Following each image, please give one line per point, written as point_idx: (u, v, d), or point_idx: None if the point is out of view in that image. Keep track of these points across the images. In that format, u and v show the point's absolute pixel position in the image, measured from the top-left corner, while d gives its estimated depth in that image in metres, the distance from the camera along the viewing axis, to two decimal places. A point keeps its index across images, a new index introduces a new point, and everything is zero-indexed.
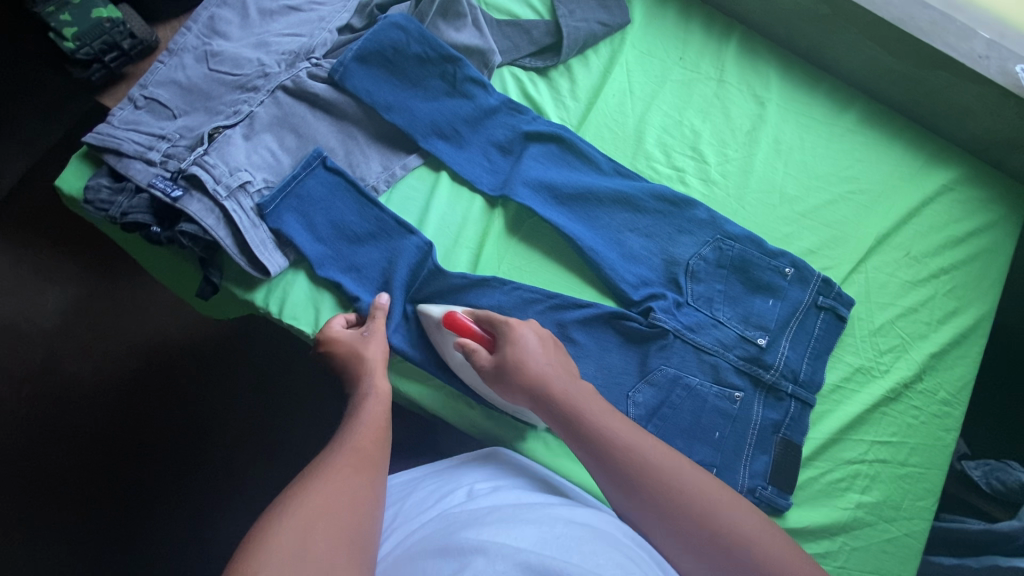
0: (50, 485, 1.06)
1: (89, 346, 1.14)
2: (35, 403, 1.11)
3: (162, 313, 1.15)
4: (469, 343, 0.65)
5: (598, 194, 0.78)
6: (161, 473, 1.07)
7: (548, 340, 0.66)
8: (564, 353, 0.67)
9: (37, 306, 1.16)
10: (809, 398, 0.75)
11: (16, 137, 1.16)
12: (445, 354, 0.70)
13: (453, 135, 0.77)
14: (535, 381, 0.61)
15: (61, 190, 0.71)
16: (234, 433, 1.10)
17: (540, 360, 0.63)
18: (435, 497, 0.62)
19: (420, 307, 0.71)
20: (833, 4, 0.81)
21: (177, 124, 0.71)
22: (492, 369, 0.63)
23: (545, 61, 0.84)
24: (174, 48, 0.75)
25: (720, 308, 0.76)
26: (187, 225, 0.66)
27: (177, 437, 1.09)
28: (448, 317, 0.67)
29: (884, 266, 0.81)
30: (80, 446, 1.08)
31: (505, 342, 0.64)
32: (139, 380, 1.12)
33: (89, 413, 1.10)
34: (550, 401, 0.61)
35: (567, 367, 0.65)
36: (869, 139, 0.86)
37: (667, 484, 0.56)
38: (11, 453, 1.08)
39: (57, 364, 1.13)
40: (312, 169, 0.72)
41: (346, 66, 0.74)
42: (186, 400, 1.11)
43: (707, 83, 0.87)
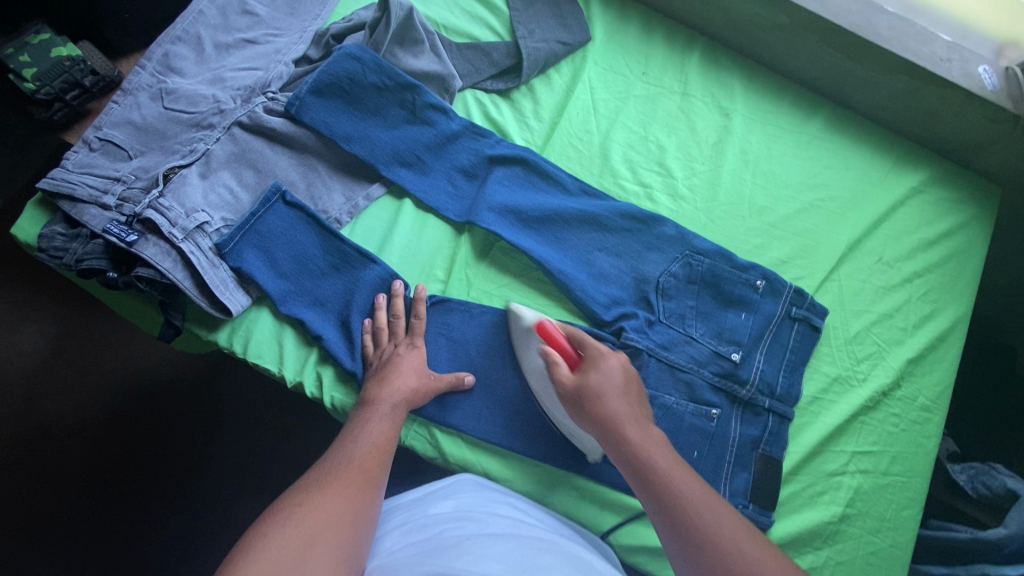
0: (35, 528, 1.04)
1: (68, 384, 1.12)
2: (17, 445, 1.09)
3: (143, 348, 1.15)
4: (554, 355, 0.66)
5: (564, 216, 0.78)
6: (145, 511, 1.05)
7: (632, 378, 0.65)
8: (644, 396, 0.66)
9: (15, 346, 1.14)
10: (787, 411, 0.74)
11: None
12: (522, 358, 0.71)
13: (416, 162, 0.77)
14: (609, 414, 0.61)
15: (16, 238, 0.70)
16: (219, 468, 1.07)
17: (619, 396, 0.63)
18: (408, 525, 0.61)
19: (511, 304, 0.72)
20: (791, 13, 0.81)
21: (132, 165, 0.70)
22: (568, 387, 0.64)
23: (506, 83, 0.83)
24: (128, 87, 0.74)
25: (693, 324, 0.75)
26: (143, 270, 0.64)
27: (163, 469, 1.07)
28: (539, 326, 0.68)
29: (857, 273, 0.81)
30: (62, 486, 1.06)
31: (591, 368, 0.65)
32: (122, 416, 1.10)
33: (73, 452, 1.08)
34: (615, 432, 0.60)
35: (643, 408, 0.64)
36: (836, 145, 0.86)
37: (709, 534, 0.53)
38: None
39: (37, 404, 1.11)
40: (271, 206, 0.71)
41: (301, 100, 0.73)
42: (170, 434, 1.09)
43: (671, 96, 0.86)
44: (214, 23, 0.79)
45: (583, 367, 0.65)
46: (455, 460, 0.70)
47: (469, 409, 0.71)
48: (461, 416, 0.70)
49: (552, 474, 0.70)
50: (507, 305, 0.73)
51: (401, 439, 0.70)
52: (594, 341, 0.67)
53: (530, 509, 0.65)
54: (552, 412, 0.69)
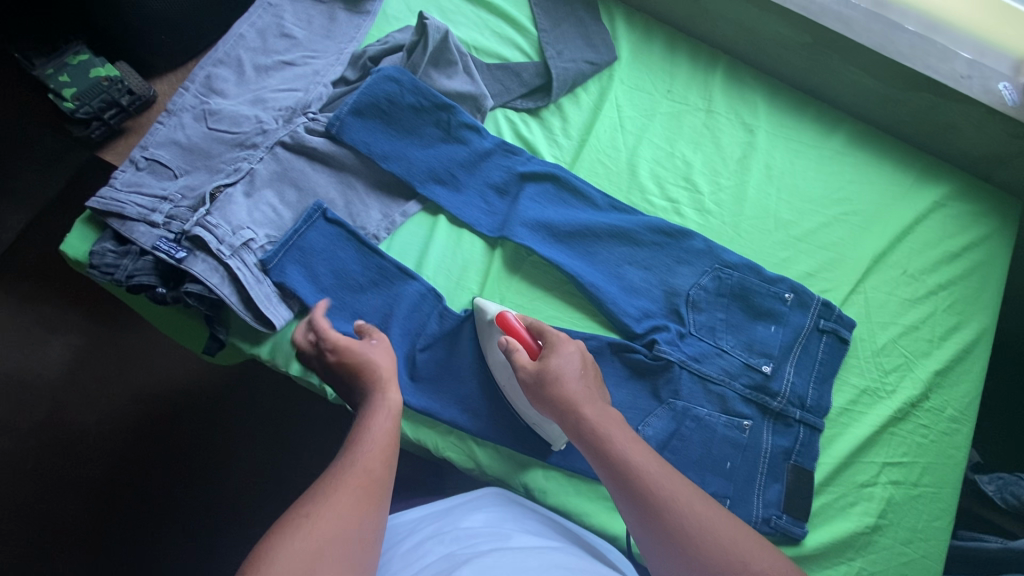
0: (58, 538, 1.06)
1: (94, 395, 1.15)
2: (42, 456, 1.11)
3: (168, 359, 1.17)
4: (514, 343, 0.67)
5: (594, 230, 0.79)
6: (166, 522, 1.06)
7: (589, 363, 0.67)
8: (600, 380, 0.68)
9: (43, 358, 1.18)
10: (818, 422, 0.75)
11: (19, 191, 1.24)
12: (486, 351, 0.73)
13: (450, 179, 0.79)
14: (569, 397, 0.63)
15: (65, 254, 0.72)
16: (241, 480, 1.09)
17: (577, 378, 0.65)
18: (438, 536, 0.62)
19: (477, 300, 0.73)
20: (815, 33, 0.83)
21: (178, 183, 0.73)
22: (530, 373, 0.65)
23: (536, 102, 0.85)
24: (173, 108, 0.77)
25: (724, 336, 0.77)
26: (192, 286, 0.67)
27: (180, 478, 1.09)
28: (499, 318, 0.69)
29: (882, 286, 0.82)
30: (85, 497, 1.08)
31: (551, 353, 0.66)
32: (145, 427, 1.13)
33: (95, 463, 1.11)
34: (576, 414, 0.62)
35: (600, 389, 0.66)
36: (858, 161, 0.88)
37: (669, 504, 0.56)
38: (21, 507, 1.08)
39: (62, 416, 1.14)
40: (313, 222, 0.73)
41: (342, 120, 0.75)
42: (192, 445, 1.11)
43: (695, 113, 0.88)
44: (254, 47, 0.83)
45: (542, 354, 0.67)
46: (490, 471, 0.71)
47: (504, 420, 0.72)
48: (497, 427, 0.72)
49: (588, 485, 0.72)
50: (472, 299, 0.74)
51: (437, 451, 0.71)
52: (551, 329, 0.70)
53: (550, 524, 0.67)
54: (518, 403, 0.71)
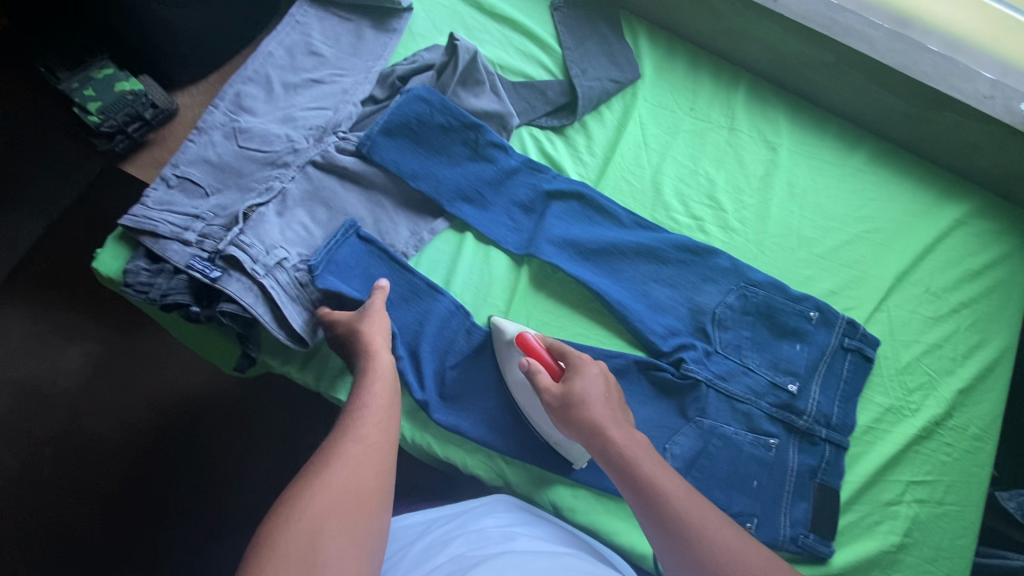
0: (77, 542, 1.08)
1: (110, 403, 1.17)
2: (59, 463, 1.13)
3: (183, 367, 1.19)
4: (536, 364, 0.67)
5: (621, 248, 0.80)
6: (184, 523, 1.10)
7: (612, 384, 0.68)
8: (624, 402, 0.68)
9: (58, 366, 1.19)
10: (843, 441, 0.75)
11: (34, 200, 1.25)
12: (505, 370, 0.74)
13: (477, 198, 0.79)
14: (596, 421, 0.63)
15: (98, 272, 0.73)
16: (261, 487, 1.13)
17: (602, 403, 0.65)
18: (449, 539, 0.62)
19: (494, 319, 0.74)
20: (838, 53, 0.84)
21: (210, 202, 0.74)
22: (554, 396, 0.66)
23: (561, 120, 0.86)
24: (203, 126, 0.77)
25: (749, 354, 0.77)
26: (227, 305, 0.67)
27: (195, 480, 1.12)
28: (520, 339, 0.70)
29: (905, 304, 0.83)
30: (103, 503, 1.11)
31: (575, 375, 0.67)
32: (162, 435, 1.15)
33: (112, 468, 1.13)
34: (604, 438, 0.62)
35: (623, 412, 0.67)
36: (879, 178, 0.88)
37: (699, 532, 0.57)
38: (39, 513, 1.10)
39: (78, 424, 1.16)
40: (346, 239, 0.74)
41: (373, 140, 0.76)
42: (210, 452, 1.14)
43: (718, 131, 0.88)
44: (282, 64, 0.84)
45: (566, 376, 0.67)
46: (518, 489, 0.72)
47: (532, 438, 0.73)
48: (525, 445, 0.72)
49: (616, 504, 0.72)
50: (490, 317, 0.75)
51: (465, 468, 0.72)
52: (573, 349, 0.70)
53: (563, 533, 0.66)
54: (538, 420, 0.72)
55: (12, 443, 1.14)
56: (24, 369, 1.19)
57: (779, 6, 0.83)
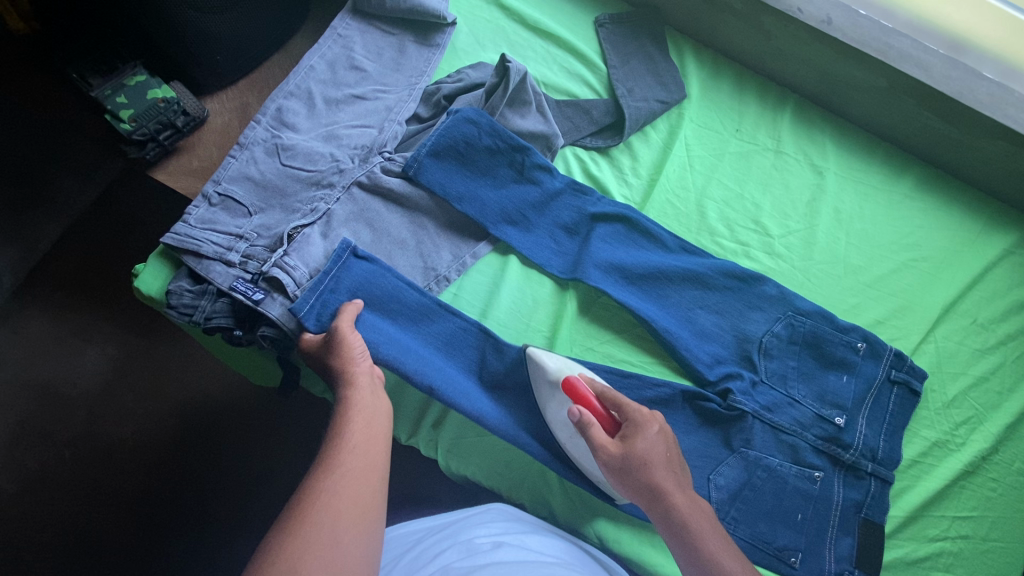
0: (95, 547, 1.08)
1: (128, 407, 1.16)
2: (78, 466, 1.13)
3: (203, 372, 1.18)
4: (589, 417, 0.64)
5: (667, 273, 0.79)
6: (201, 529, 1.09)
7: (671, 440, 0.65)
8: (682, 459, 0.66)
9: (78, 369, 1.19)
10: (889, 475, 0.74)
11: (54, 202, 1.24)
12: (545, 408, 0.70)
13: (521, 220, 0.78)
14: (656, 485, 0.61)
15: (139, 290, 0.73)
16: (279, 495, 1.11)
17: (664, 465, 0.62)
18: (440, 549, 0.62)
19: (529, 351, 0.71)
20: (890, 78, 0.82)
21: (254, 222, 0.73)
22: (612, 455, 0.62)
23: (606, 141, 0.85)
24: (245, 142, 0.76)
25: (796, 385, 0.76)
26: (269, 330, 0.68)
27: (213, 486, 1.11)
28: (569, 386, 0.66)
29: (952, 336, 0.81)
30: (118, 508, 1.10)
31: (633, 432, 0.64)
32: (179, 439, 1.14)
33: (131, 473, 1.12)
34: (666, 501, 0.60)
35: (682, 468, 0.64)
36: (927, 205, 0.87)
37: None
38: (57, 517, 1.10)
39: (98, 427, 1.15)
40: (344, 263, 0.71)
41: (420, 162, 0.76)
42: (227, 458, 1.13)
43: (764, 153, 0.87)
44: (325, 78, 0.82)
45: (623, 433, 0.64)
46: (562, 518, 0.71)
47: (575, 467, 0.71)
48: None
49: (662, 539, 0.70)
50: (529, 348, 0.71)
51: (512, 497, 0.73)
52: (629, 401, 0.66)
53: (568, 546, 0.65)
54: (579, 459, 0.68)
55: (31, 445, 1.14)
56: (44, 370, 1.19)
57: (833, 28, 0.81)
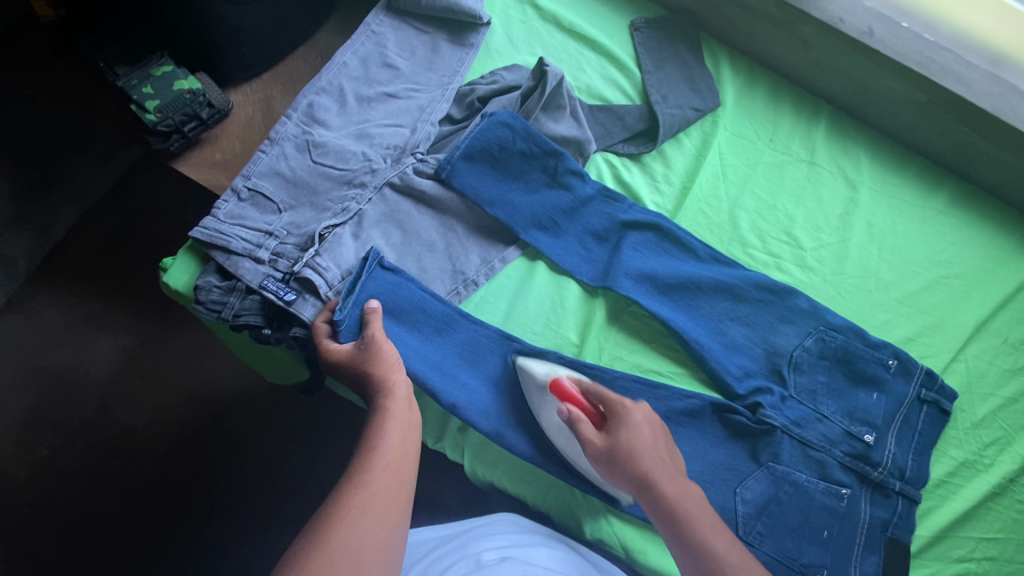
0: (104, 536, 1.07)
1: (142, 397, 1.16)
2: (89, 454, 1.12)
3: (217, 364, 1.18)
4: (576, 412, 0.63)
5: (698, 284, 0.78)
6: (210, 522, 1.08)
7: (657, 426, 0.64)
8: (670, 440, 0.65)
9: (91, 356, 1.18)
10: (916, 495, 0.73)
11: (70, 188, 1.23)
12: (540, 415, 0.70)
13: (552, 226, 0.78)
14: (644, 472, 0.59)
15: (167, 285, 0.72)
16: (289, 489, 1.11)
17: (652, 451, 0.61)
18: (449, 563, 0.62)
19: (521, 361, 0.71)
20: (931, 92, 0.81)
21: (284, 219, 0.72)
22: (598, 448, 0.61)
23: (638, 147, 0.84)
24: (276, 137, 0.75)
25: (825, 401, 0.76)
26: (301, 330, 0.67)
27: (223, 480, 1.11)
28: (555, 385, 0.66)
29: (983, 355, 0.80)
30: (129, 497, 1.10)
31: (618, 425, 0.62)
32: (193, 432, 1.14)
33: (143, 463, 1.12)
34: (653, 488, 0.59)
35: (674, 455, 0.63)
36: (960, 222, 0.86)
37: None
38: (68, 504, 1.09)
39: (111, 416, 1.15)
40: (371, 272, 0.69)
41: (453, 164, 0.75)
42: (240, 452, 1.13)
43: (797, 165, 0.86)
44: (356, 75, 0.82)
45: (608, 424, 0.63)
46: (586, 528, 0.70)
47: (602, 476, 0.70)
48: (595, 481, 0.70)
49: None
50: (517, 359, 0.71)
51: (537, 505, 0.71)
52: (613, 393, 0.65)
53: (578, 562, 0.64)
54: (576, 460, 0.68)
55: (44, 433, 1.14)
56: (57, 357, 1.18)
57: (875, 39, 0.80)
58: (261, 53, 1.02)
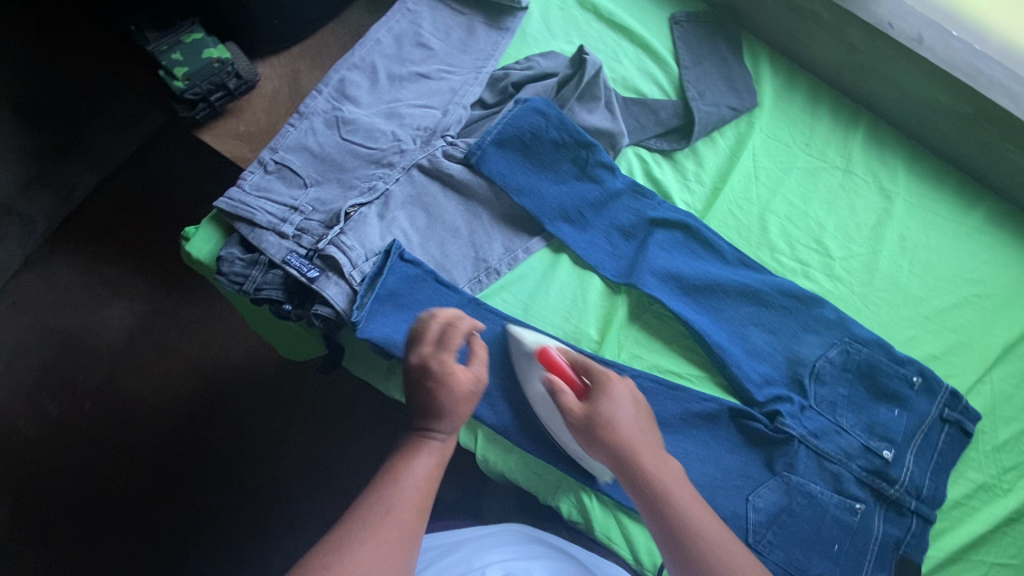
0: (109, 501, 1.08)
1: (153, 365, 1.17)
2: (98, 418, 1.13)
3: (229, 337, 1.18)
4: (559, 383, 0.64)
5: (724, 287, 0.77)
6: (214, 495, 1.09)
7: (639, 401, 0.65)
8: (652, 420, 0.65)
9: (104, 321, 1.19)
10: (931, 515, 0.72)
11: (92, 152, 1.23)
12: (525, 384, 0.69)
13: (578, 218, 0.76)
14: (623, 443, 0.60)
15: (189, 253, 0.72)
16: (291, 466, 1.11)
17: (631, 423, 0.62)
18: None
19: (511, 329, 0.70)
20: (977, 105, 0.78)
21: (310, 194, 0.71)
22: (578, 416, 0.62)
23: (671, 144, 0.82)
24: (305, 111, 0.75)
25: (844, 414, 0.74)
26: (321, 308, 0.66)
27: (227, 453, 1.11)
28: (543, 354, 0.66)
29: (1009, 378, 0.79)
30: (135, 463, 1.11)
31: (600, 395, 0.63)
32: (201, 403, 1.14)
33: (150, 430, 1.13)
34: (633, 463, 0.59)
35: (653, 430, 0.64)
36: (995, 241, 0.83)
37: None
38: (74, 466, 1.10)
39: (121, 381, 1.16)
40: (389, 265, 0.69)
41: (483, 150, 0.74)
42: (249, 427, 1.13)
43: (833, 172, 0.84)
44: (390, 53, 0.80)
45: (591, 395, 0.63)
46: (592, 526, 0.69)
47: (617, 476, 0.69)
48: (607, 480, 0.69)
49: None
50: (507, 327, 0.70)
51: (549, 500, 0.69)
52: (598, 365, 0.66)
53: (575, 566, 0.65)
54: (557, 434, 0.68)
55: (55, 393, 1.15)
56: (71, 319, 1.19)
57: (923, 47, 0.77)
58: (294, 28, 1.01)
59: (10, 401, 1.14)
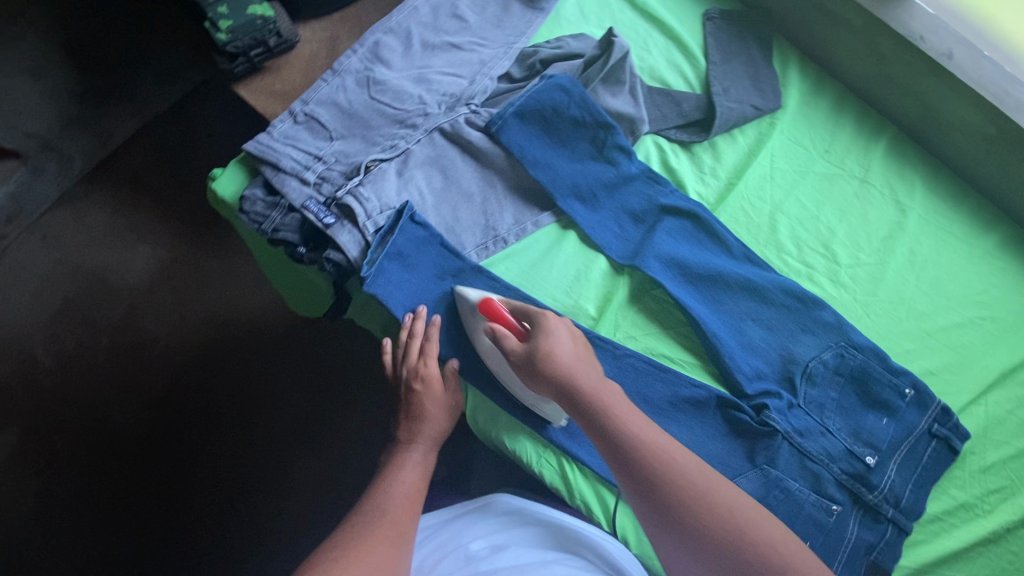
0: (114, 433, 1.14)
1: (169, 309, 1.21)
2: (112, 353, 1.19)
3: (243, 289, 1.22)
4: (501, 329, 0.65)
5: (726, 279, 0.78)
6: (212, 440, 1.13)
7: (579, 338, 0.67)
8: (593, 352, 0.67)
9: (128, 263, 1.24)
10: (907, 526, 0.72)
11: (133, 97, 1.28)
12: (475, 339, 0.71)
13: (590, 198, 0.78)
14: (564, 373, 0.62)
15: (214, 191, 0.75)
16: (287, 419, 1.14)
17: (572, 356, 0.63)
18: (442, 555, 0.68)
19: (457, 289, 0.71)
20: (1000, 127, 0.77)
21: (334, 146, 0.74)
22: (520, 357, 0.64)
23: (691, 136, 0.84)
24: (339, 68, 0.78)
25: (832, 417, 0.75)
26: (333, 253, 0.69)
27: (229, 401, 1.15)
28: (483, 303, 0.68)
29: (1004, 402, 0.78)
30: (143, 401, 1.15)
31: (540, 334, 0.65)
32: (209, 350, 1.19)
33: (160, 371, 1.17)
34: (577, 393, 0.61)
35: (595, 363, 0.65)
36: (1006, 267, 0.83)
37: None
38: (85, 396, 1.16)
39: (138, 321, 1.21)
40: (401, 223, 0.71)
41: (504, 120, 0.76)
42: (252, 378, 1.17)
43: (849, 181, 0.85)
44: (425, 22, 0.83)
45: (531, 335, 0.65)
46: (573, 497, 0.69)
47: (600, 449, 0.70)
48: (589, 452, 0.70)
49: None
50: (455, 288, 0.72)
51: (532, 467, 0.70)
52: (536, 309, 0.68)
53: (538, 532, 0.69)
54: (511, 386, 0.69)
55: (75, 325, 1.20)
56: (97, 257, 1.24)
57: (953, 63, 0.76)
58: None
59: (33, 326, 1.20)
